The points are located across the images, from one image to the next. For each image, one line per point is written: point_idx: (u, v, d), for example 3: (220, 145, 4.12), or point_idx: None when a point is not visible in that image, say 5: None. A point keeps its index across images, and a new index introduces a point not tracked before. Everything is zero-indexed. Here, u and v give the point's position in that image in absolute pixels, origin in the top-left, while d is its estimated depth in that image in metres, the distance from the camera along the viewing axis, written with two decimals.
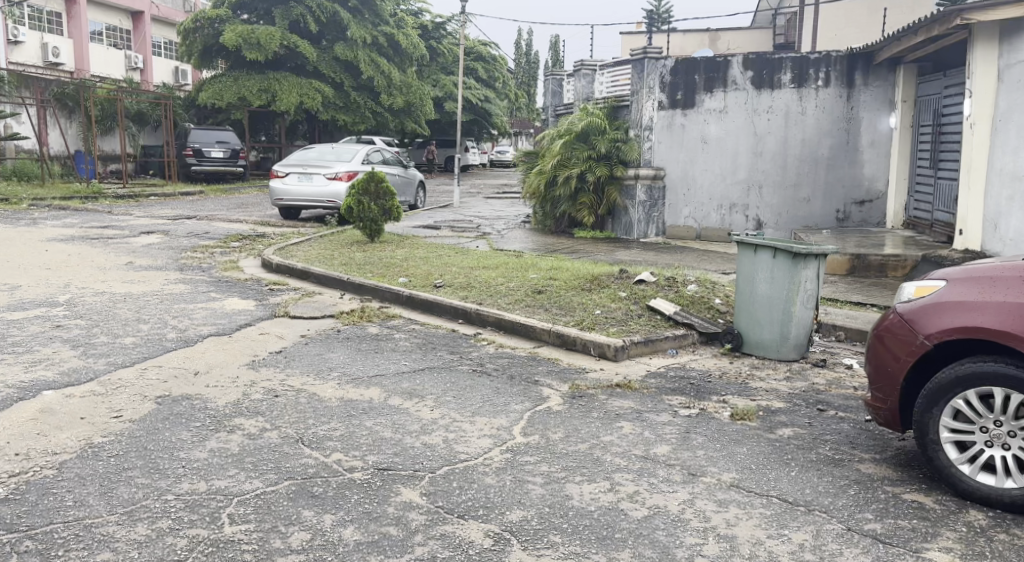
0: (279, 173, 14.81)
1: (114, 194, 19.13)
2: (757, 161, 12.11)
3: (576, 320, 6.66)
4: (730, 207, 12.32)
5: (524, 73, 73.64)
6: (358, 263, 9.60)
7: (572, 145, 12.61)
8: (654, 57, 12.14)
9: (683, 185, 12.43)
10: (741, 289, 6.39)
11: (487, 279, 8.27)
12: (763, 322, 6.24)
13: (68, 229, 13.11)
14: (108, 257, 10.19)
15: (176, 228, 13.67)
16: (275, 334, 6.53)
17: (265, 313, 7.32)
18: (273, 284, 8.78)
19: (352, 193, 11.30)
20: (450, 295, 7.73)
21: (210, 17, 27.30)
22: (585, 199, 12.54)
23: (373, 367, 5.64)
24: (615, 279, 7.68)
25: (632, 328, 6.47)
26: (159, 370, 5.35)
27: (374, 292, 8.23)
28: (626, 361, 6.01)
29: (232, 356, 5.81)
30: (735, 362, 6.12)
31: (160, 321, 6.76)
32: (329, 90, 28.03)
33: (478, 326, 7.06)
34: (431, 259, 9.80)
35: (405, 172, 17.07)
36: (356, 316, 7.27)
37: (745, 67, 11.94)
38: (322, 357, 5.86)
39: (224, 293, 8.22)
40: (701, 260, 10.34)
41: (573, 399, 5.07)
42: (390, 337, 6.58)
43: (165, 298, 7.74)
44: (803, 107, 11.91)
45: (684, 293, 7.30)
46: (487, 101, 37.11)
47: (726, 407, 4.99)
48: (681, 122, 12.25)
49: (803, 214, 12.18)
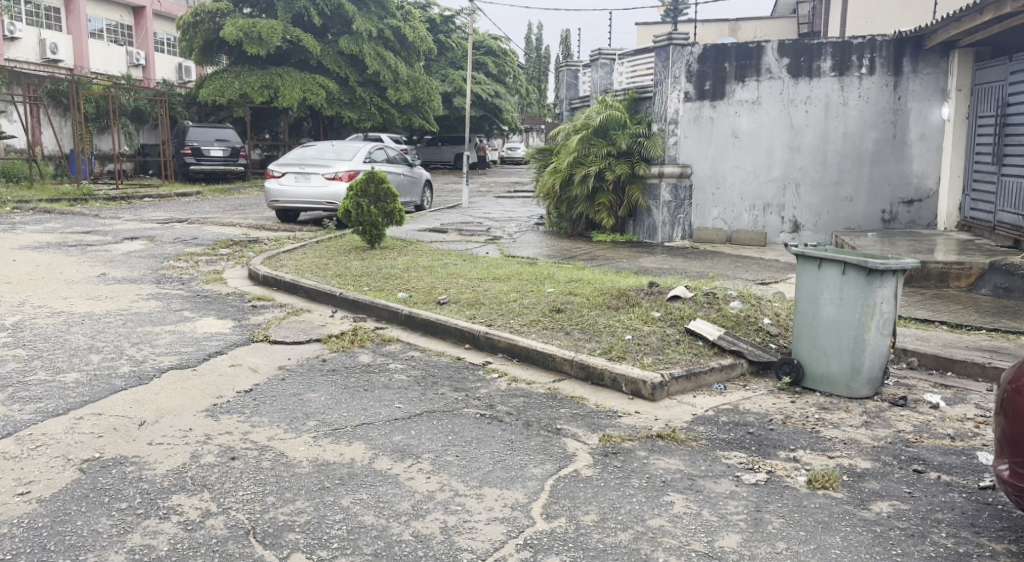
0: (274, 173, 13.86)
1: (105, 195, 18.22)
2: (793, 157, 11.05)
3: (602, 347, 5.62)
4: (764, 208, 11.27)
5: (534, 68, 72.45)
6: (353, 273, 8.61)
7: (590, 140, 11.48)
8: (680, 43, 11.05)
9: (712, 183, 11.36)
10: (801, 311, 5.38)
11: (497, 294, 7.26)
12: (830, 351, 5.21)
13: (46, 235, 12.19)
14: (80, 268, 9.24)
15: (163, 233, 12.73)
16: (248, 366, 5.54)
17: (242, 338, 6.33)
18: (257, 300, 7.81)
19: (350, 195, 10.30)
20: (456, 314, 6.72)
21: (211, 10, 26.44)
22: (605, 198, 11.50)
23: (360, 411, 4.63)
24: (645, 295, 6.65)
25: (670, 357, 5.43)
26: (96, 420, 4.35)
27: (370, 310, 7.24)
28: (665, 401, 4.97)
29: (191, 399, 4.81)
30: (796, 402, 5.08)
31: (116, 350, 5.78)
32: (333, 85, 27.09)
33: (487, 352, 6.05)
34: (436, 269, 8.78)
35: (411, 171, 16.05)
36: (347, 340, 6.27)
37: (780, 53, 10.87)
38: (300, 399, 4.86)
39: (198, 311, 7.25)
40: (736, 268, 9.29)
41: (605, 458, 4.05)
42: (383, 369, 5.58)
43: (129, 319, 6.77)
44: (845, 97, 10.85)
45: (727, 313, 6.26)
46: (498, 97, 36.10)
47: (800, 470, 3.96)
48: (710, 114, 11.17)
49: (844, 215, 11.13)
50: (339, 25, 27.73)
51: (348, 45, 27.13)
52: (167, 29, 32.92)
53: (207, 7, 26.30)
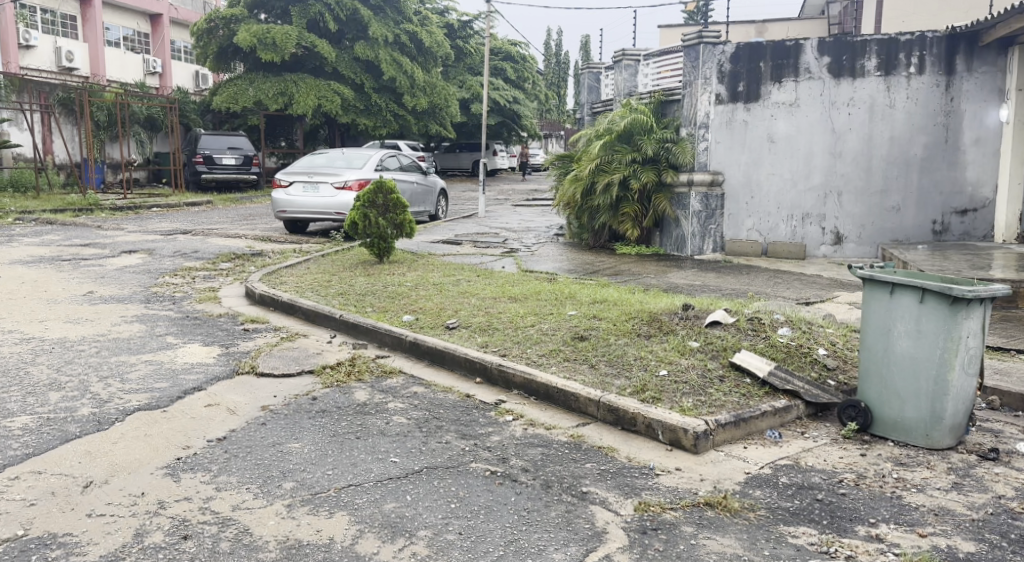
0: (281, 182, 13.23)
1: (112, 204, 17.71)
2: (835, 163, 10.22)
3: (633, 384, 4.85)
4: (803, 218, 10.44)
5: (554, 74, 71.67)
6: (357, 292, 7.90)
7: (613, 146, 10.77)
8: (711, 42, 10.25)
9: (746, 192, 10.55)
10: (868, 346, 4.59)
11: (512, 318, 6.50)
12: (905, 394, 4.42)
13: (41, 248, 11.60)
14: (66, 286, 8.60)
15: (163, 246, 12.09)
16: (226, 408, 4.82)
17: (225, 370, 5.62)
18: (249, 323, 7.12)
19: (357, 205, 9.61)
20: (467, 341, 5.98)
21: (225, 16, 25.92)
22: (629, 208, 10.72)
23: (346, 468, 3.90)
24: (679, 320, 5.88)
25: (714, 398, 4.65)
26: (31, 482, 3.65)
27: (372, 335, 6.51)
28: (711, 454, 4.19)
29: (151, 451, 4.10)
30: (866, 455, 4.29)
31: (80, 387, 5.07)
32: (348, 92, 26.51)
33: (500, 388, 5.29)
34: (447, 288, 8.05)
35: (425, 179, 15.37)
36: (342, 373, 5.54)
37: (821, 52, 10.05)
38: (279, 450, 4.13)
39: (183, 337, 6.55)
40: (776, 285, 8.49)
41: (644, 536, 3.29)
42: (380, 411, 4.83)
43: (104, 347, 6.07)
44: (891, 99, 10.01)
45: (776, 343, 5.48)
46: (517, 103, 35.41)
47: (887, 554, 3.18)
48: (743, 117, 10.38)
49: (891, 225, 10.29)
50: (355, 31, 27.16)
51: (363, 51, 26.55)
52: (183, 37, 32.56)
53: (221, 13, 25.71)
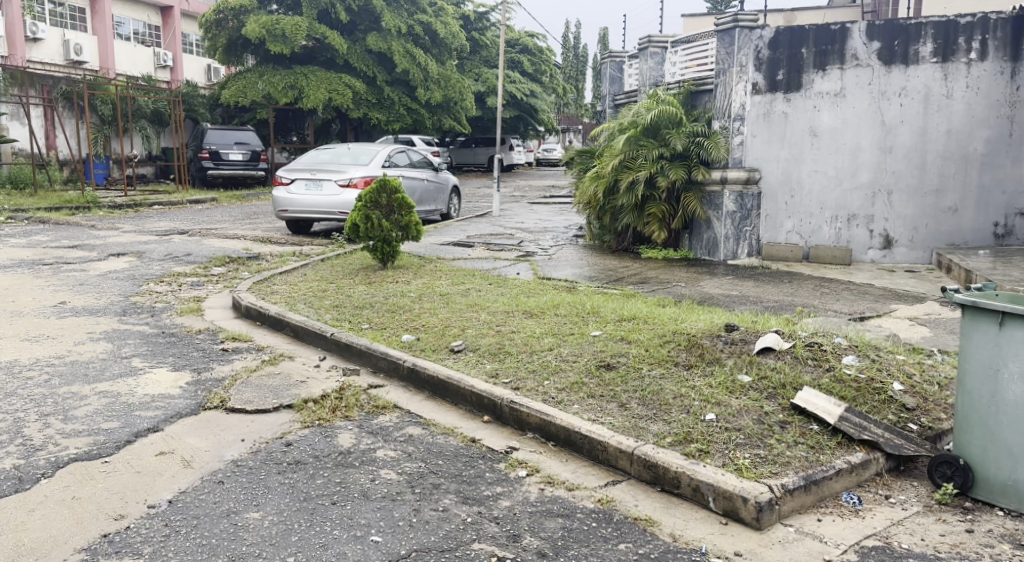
0: (283, 180, 12.44)
1: (112, 202, 17.01)
2: (885, 159, 9.25)
3: (674, 431, 3.96)
4: (849, 220, 9.49)
5: (572, 67, 70.63)
6: (354, 304, 7.07)
7: (639, 140, 9.91)
8: (747, 25, 9.38)
9: (786, 191, 9.62)
10: (970, 389, 3.61)
11: (527, 339, 5.64)
12: (1020, 452, 3.47)
13: (26, 250, 10.87)
14: (38, 295, 7.83)
15: (155, 247, 11.31)
16: (181, 458, 4.00)
17: (191, 404, 4.80)
18: (230, 341, 6.30)
19: (359, 205, 8.80)
20: (475, 368, 5.13)
21: (234, 7, 25.16)
22: (655, 209, 9.86)
23: (313, 554, 3.05)
24: (724, 345, 4.99)
25: (775, 453, 3.75)
26: None
27: (366, 359, 5.67)
28: (777, 530, 3.32)
29: (73, 525, 3.28)
30: (973, 531, 3.39)
31: (11, 429, 4.26)
32: (360, 85, 25.70)
33: (512, 429, 4.43)
34: (455, 299, 7.18)
35: (437, 176, 14.52)
36: (328, 409, 4.70)
37: (870, 36, 9.11)
38: (232, 524, 3.29)
39: (151, 360, 5.73)
40: (823, 297, 7.57)
41: None
42: (368, 461, 3.99)
43: (56, 373, 5.27)
44: (948, 88, 9.03)
45: (844, 377, 4.57)
46: (533, 96, 34.51)
47: None
48: (783, 109, 9.45)
49: (948, 228, 9.32)
50: (367, 22, 26.31)
51: (375, 42, 25.79)
52: (194, 29, 31.87)
53: (230, 4, 24.98)
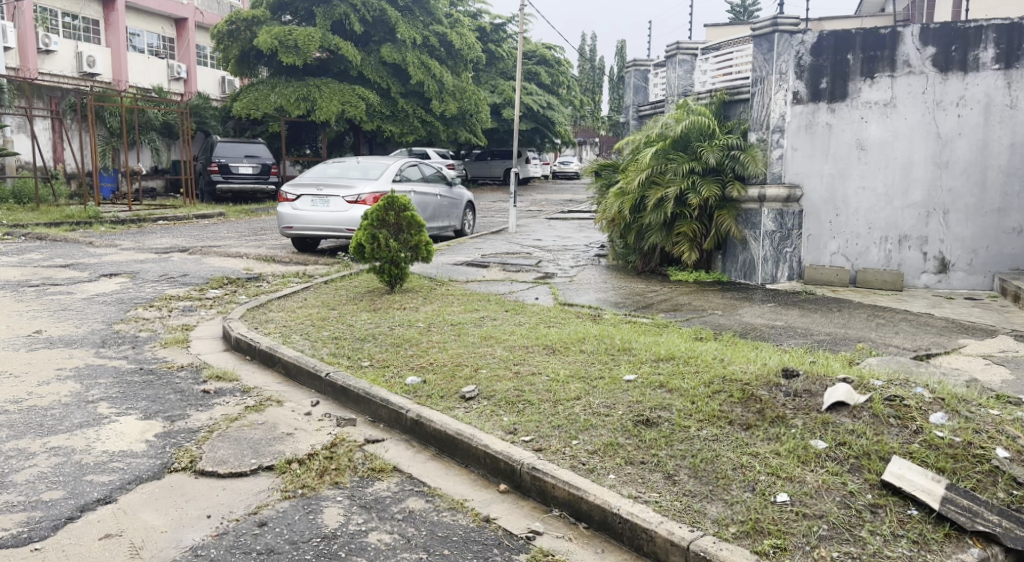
0: (288, 195, 11.76)
1: (115, 217, 16.44)
2: (940, 175, 8.45)
3: (738, 518, 3.18)
4: (900, 241, 8.69)
5: (588, 79, 70.21)
6: (355, 336, 6.34)
7: (668, 153, 9.15)
8: (788, 30, 8.61)
9: (830, 209, 8.84)
10: None
11: (551, 384, 4.86)
12: None
13: (14, 270, 10.24)
14: (13, 324, 7.15)
15: (151, 267, 10.65)
16: (130, 544, 3.27)
17: (156, 464, 4.07)
18: (213, 380, 5.58)
19: (365, 223, 8.07)
20: (491, 420, 4.35)
21: (246, 18, 24.57)
22: (686, 227, 9.07)
23: None
24: (786, 398, 4.19)
25: (871, 552, 2.96)
26: None
27: (364, 406, 4.92)
28: None
29: None
30: None
31: None
32: (373, 97, 25.11)
33: (534, 502, 3.67)
34: (468, 331, 6.41)
35: (450, 191, 13.79)
36: (315, 473, 3.95)
37: (924, 41, 8.31)
38: None
39: (120, 405, 5.00)
40: (881, 330, 6.75)
41: None
42: (358, 552, 3.22)
43: (7, 424, 4.55)
44: (1012, 98, 8.21)
45: (939, 442, 3.75)
46: (551, 108, 33.87)
47: None
48: (827, 120, 8.68)
49: (1011, 250, 8.48)
50: (382, 33, 25.74)
51: (390, 54, 25.18)
52: (208, 41, 31.51)
53: (242, 15, 24.40)
